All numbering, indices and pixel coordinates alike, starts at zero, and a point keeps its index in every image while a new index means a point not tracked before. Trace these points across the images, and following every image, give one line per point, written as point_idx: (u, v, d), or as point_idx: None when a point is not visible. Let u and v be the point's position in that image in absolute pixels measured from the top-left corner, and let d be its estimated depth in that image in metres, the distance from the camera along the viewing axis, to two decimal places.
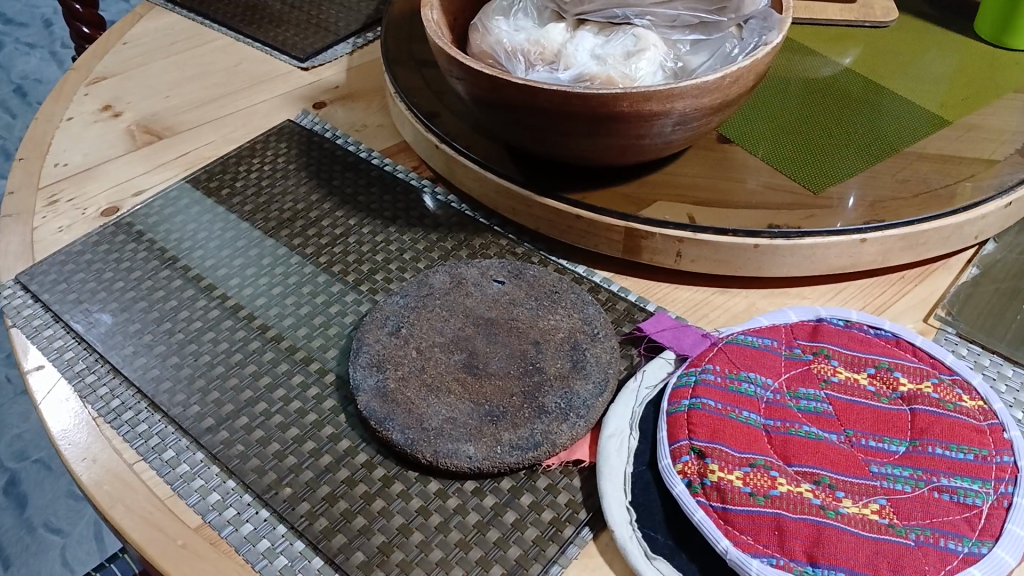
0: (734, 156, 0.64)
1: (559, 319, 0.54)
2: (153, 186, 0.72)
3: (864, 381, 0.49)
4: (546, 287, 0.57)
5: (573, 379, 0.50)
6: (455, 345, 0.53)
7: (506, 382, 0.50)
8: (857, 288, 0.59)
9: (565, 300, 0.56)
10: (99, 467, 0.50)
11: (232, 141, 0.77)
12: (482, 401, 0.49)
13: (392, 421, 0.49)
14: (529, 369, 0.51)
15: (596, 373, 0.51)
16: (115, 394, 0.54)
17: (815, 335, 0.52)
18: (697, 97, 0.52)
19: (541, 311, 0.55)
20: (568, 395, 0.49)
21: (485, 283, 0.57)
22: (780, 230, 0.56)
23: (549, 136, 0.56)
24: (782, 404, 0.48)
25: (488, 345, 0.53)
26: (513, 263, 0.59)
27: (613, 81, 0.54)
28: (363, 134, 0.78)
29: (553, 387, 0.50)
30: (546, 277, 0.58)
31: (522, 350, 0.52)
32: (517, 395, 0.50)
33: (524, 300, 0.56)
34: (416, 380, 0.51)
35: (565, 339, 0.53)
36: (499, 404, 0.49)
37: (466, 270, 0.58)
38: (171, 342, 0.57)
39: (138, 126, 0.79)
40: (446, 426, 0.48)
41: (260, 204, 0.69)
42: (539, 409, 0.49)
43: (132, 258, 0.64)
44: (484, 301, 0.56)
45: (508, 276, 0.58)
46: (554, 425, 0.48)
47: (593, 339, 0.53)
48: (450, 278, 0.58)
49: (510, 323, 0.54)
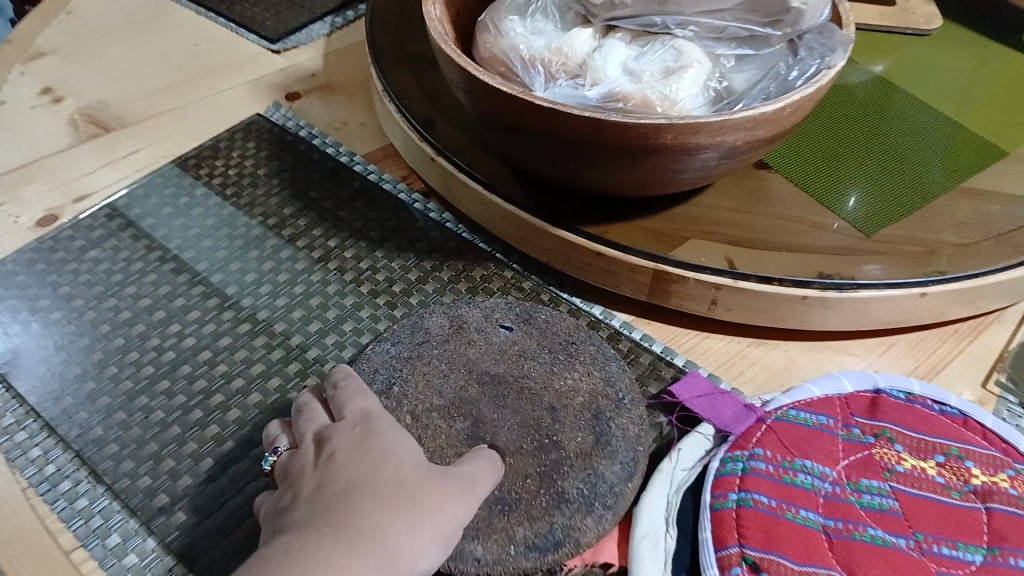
0: (770, 184, 0.56)
1: (578, 380, 0.47)
2: (98, 191, 0.62)
3: (932, 471, 0.43)
4: (562, 335, 0.49)
5: (597, 460, 0.43)
6: (456, 411, 0.45)
7: (519, 461, 0.43)
8: (906, 342, 0.53)
9: (583, 354, 0.48)
10: (26, 557, 0.41)
11: (194, 137, 0.67)
12: (491, 485, 0.42)
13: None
14: (545, 444, 0.43)
15: (621, 452, 0.43)
16: (50, 458, 0.45)
17: (873, 412, 0.45)
18: (751, 129, 0.44)
19: (554, 368, 0.47)
20: (591, 480, 0.42)
21: (491, 327, 0.50)
22: (832, 279, 0.49)
23: (570, 165, 0.48)
24: (842, 500, 0.41)
25: (495, 410, 0.45)
26: (524, 305, 0.51)
27: (651, 103, 0.46)
28: (343, 133, 0.69)
29: (573, 470, 0.42)
30: (560, 323, 0.50)
31: (536, 417, 0.45)
32: (532, 477, 0.42)
33: (535, 353, 0.48)
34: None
35: (585, 406, 0.45)
36: (510, 489, 0.41)
37: (469, 313, 0.50)
38: (118, 394, 0.48)
39: (81, 115, 0.68)
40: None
41: (225, 216, 0.60)
42: (557, 496, 0.41)
43: (71, 282, 0.55)
44: (486, 353, 0.48)
45: (518, 322, 0.50)
46: (577, 519, 0.41)
47: (617, 407, 0.46)
48: (448, 325, 0.49)
49: (521, 383, 0.46)
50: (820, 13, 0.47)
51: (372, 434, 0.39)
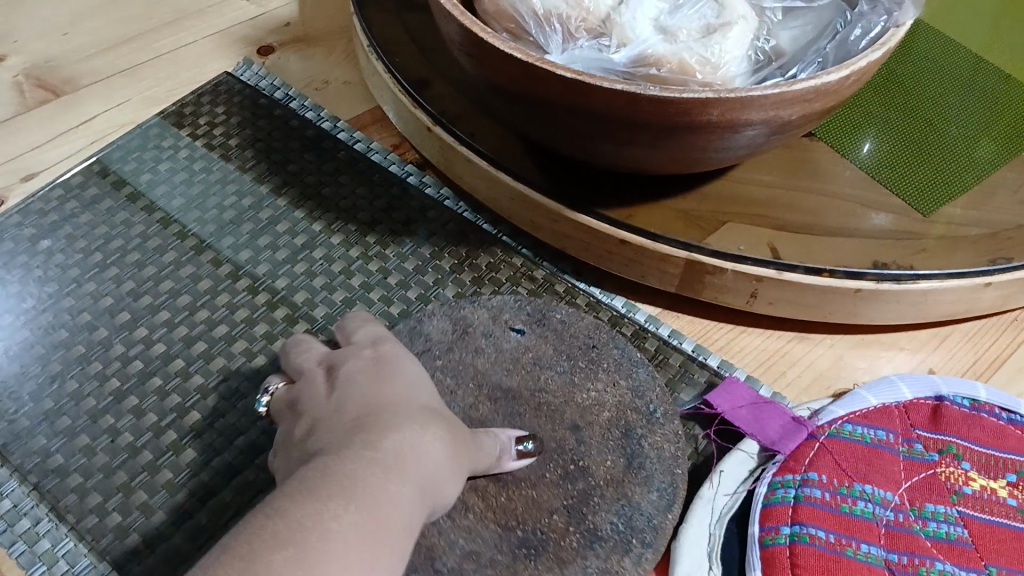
0: (813, 155, 0.49)
1: (604, 393, 0.41)
2: (49, 168, 0.55)
3: (1004, 492, 0.38)
4: (582, 338, 0.43)
5: (631, 488, 0.38)
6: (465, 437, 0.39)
7: (543, 494, 0.37)
8: (963, 333, 0.47)
9: (606, 360, 0.42)
10: None
11: (156, 101, 0.59)
12: (513, 525, 0.36)
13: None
14: (570, 472, 0.38)
15: (658, 477, 0.38)
16: (5, 492, 0.40)
17: (937, 423, 0.40)
18: (810, 102, 0.37)
19: (575, 380, 0.41)
20: (626, 513, 0.37)
21: (499, 330, 0.43)
22: (889, 270, 0.43)
23: (593, 143, 0.41)
24: (907, 530, 0.36)
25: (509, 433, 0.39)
26: (535, 301, 0.45)
27: (688, 69, 0.39)
28: (323, 94, 0.61)
29: (605, 501, 0.37)
30: (578, 322, 0.44)
31: (558, 440, 0.39)
32: (559, 513, 0.37)
33: (552, 361, 0.42)
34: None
35: (613, 424, 0.40)
36: (535, 528, 0.36)
37: (474, 315, 0.44)
38: (79, 413, 0.43)
39: (26, 76, 0.60)
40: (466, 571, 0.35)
41: (195, 196, 0.53)
42: (587, 534, 0.36)
43: (20, 279, 0.48)
44: (497, 362, 0.42)
45: (531, 324, 0.44)
46: (613, 561, 0.35)
47: (648, 423, 0.40)
48: (450, 330, 0.43)
49: (539, 397, 0.41)
50: None
51: (386, 358, 0.32)
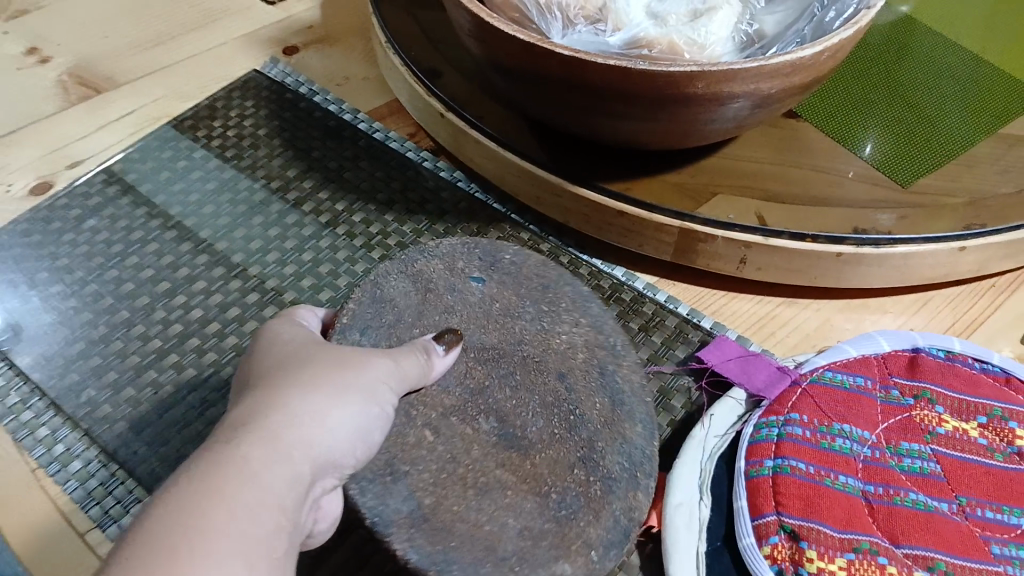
0: (801, 134, 0.53)
1: (570, 333, 0.40)
2: (91, 156, 0.59)
3: (975, 433, 0.41)
4: (538, 278, 0.42)
5: (619, 425, 0.37)
6: (479, 410, 0.37)
7: (558, 452, 0.36)
8: (944, 298, 0.50)
9: (563, 299, 0.41)
10: (41, 539, 0.41)
11: (189, 95, 0.64)
12: (545, 489, 0.35)
13: (454, 568, 0.32)
14: (571, 423, 0.37)
15: (637, 411, 0.38)
16: (58, 438, 0.44)
17: (913, 371, 0.43)
18: (788, 76, 0.41)
19: (545, 325, 0.40)
20: (626, 451, 0.36)
21: (458, 281, 0.41)
22: (868, 235, 0.46)
23: (593, 118, 0.45)
24: (883, 464, 0.40)
25: (514, 399, 0.37)
26: (484, 244, 0.43)
27: (678, 50, 0.43)
28: (344, 89, 0.65)
29: (606, 443, 0.36)
30: (531, 261, 0.43)
31: (553, 394, 0.38)
32: (576, 467, 0.35)
33: (517, 304, 0.41)
34: (450, 476, 0.35)
35: (589, 362, 0.39)
36: (568, 489, 0.35)
37: (430, 268, 0.42)
38: (124, 368, 0.47)
39: (70, 76, 0.65)
40: (524, 547, 0.33)
41: (226, 179, 0.58)
42: (602, 476, 0.35)
43: (68, 254, 0.53)
44: (466, 315, 0.40)
45: (487, 269, 0.42)
46: (632, 497, 0.35)
47: (612, 357, 0.39)
48: (412, 288, 0.41)
49: (517, 347, 0.39)
50: None
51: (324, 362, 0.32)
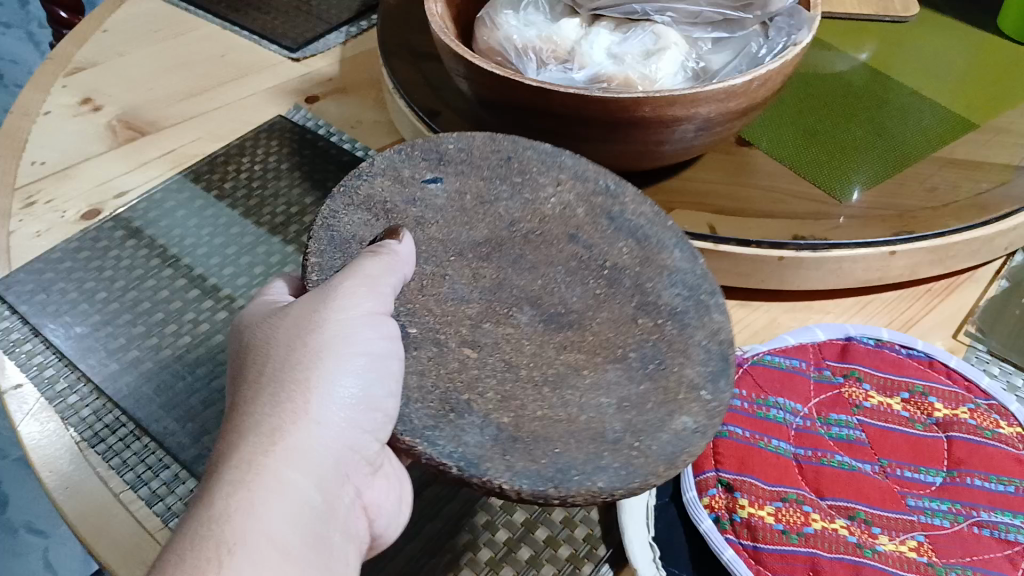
0: (751, 160, 0.60)
1: (559, 192, 0.46)
2: (135, 188, 0.68)
3: (898, 406, 0.47)
4: (495, 155, 0.48)
5: (658, 258, 0.44)
6: (513, 301, 0.42)
7: (616, 312, 0.41)
8: (883, 301, 0.56)
9: (529, 163, 0.47)
10: (83, 497, 0.48)
11: (221, 137, 0.73)
12: (626, 354, 0.40)
13: (571, 474, 0.34)
14: (611, 277, 0.43)
15: (665, 238, 0.45)
16: (100, 417, 0.51)
17: (844, 355, 0.49)
18: (723, 101, 0.49)
19: (530, 195, 0.46)
20: (678, 280, 0.43)
21: (418, 187, 0.46)
22: (806, 241, 0.53)
23: (562, 142, 0.52)
24: (812, 432, 0.46)
25: (548, 280, 0.43)
26: (418, 146, 0.48)
27: (632, 83, 0.50)
28: (358, 130, 0.74)
29: (654, 278, 0.43)
30: (473, 142, 0.48)
31: (578, 255, 0.44)
32: (641, 316, 0.41)
33: (487, 181, 0.47)
34: (517, 383, 0.38)
35: (591, 216, 0.46)
36: (652, 344, 0.40)
37: (378, 186, 0.45)
38: (158, 359, 0.54)
39: (119, 120, 0.74)
40: (632, 418, 0.37)
41: (252, 206, 0.66)
42: (671, 315, 0.41)
43: (114, 267, 0.61)
44: (447, 210, 0.45)
45: (434, 166, 0.47)
46: (709, 318, 0.41)
47: (612, 196, 0.47)
48: (369, 214, 0.44)
49: (528, 206, 0.46)
50: None
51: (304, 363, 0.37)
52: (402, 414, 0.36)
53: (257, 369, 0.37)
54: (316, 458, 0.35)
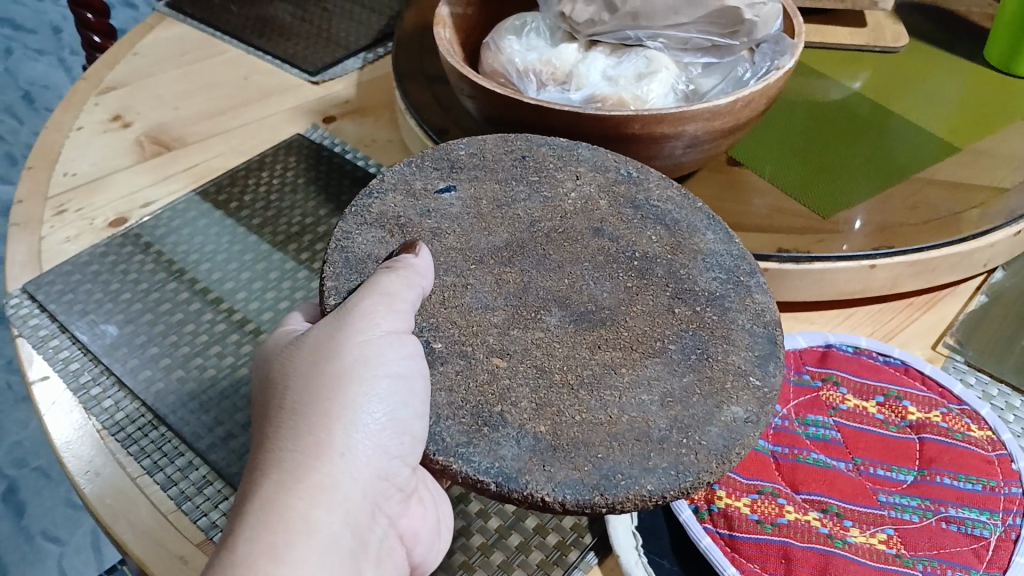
0: (741, 178, 0.64)
1: (580, 185, 0.50)
2: (160, 198, 0.72)
3: (873, 409, 0.50)
4: (510, 155, 0.51)
5: (691, 241, 0.47)
6: (541, 303, 0.43)
7: (653, 304, 0.43)
8: (866, 313, 0.59)
9: (547, 161, 0.51)
10: (102, 481, 0.51)
11: (242, 153, 0.77)
12: (669, 345, 0.41)
13: (617, 481, 0.36)
14: (644, 269, 0.45)
15: (696, 222, 0.48)
16: (120, 407, 0.55)
17: (824, 361, 0.52)
18: (709, 120, 0.53)
19: (550, 191, 0.49)
20: (714, 263, 0.46)
21: (431, 197, 0.49)
22: (789, 254, 0.56)
23: None
24: (790, 430, 0.48)
25: (576, 278, 0.45)
26: (431, 157, 0.51)
27: (625, 103, 0.54)
28: (372, 148, 0.78)
29: (688, 265, 0.45)
30: (481, 149, 0.52)
31: (615, 253, 0.46)
32: (677, 308, 0.43)
33: (504, 181, 0.50)
34: (551, 390, 0.39)
35: (615, 207, 0.49)
36: (694, 332, 0.42)
37: (390, 202, 0.48)
38: (176, 355, 0.58)
39: (147, 136, 0.79)
40: (676, 416, 0.38)
41: (269, 217, 0.70)
42: (710, 301, 0.44)
43: (138, 270, 0.65)
44: (462, 215, 0.48)
45: (446, 174, 0.50)
46: (748, 300, 0.44)
47: (635, 184, 0.50)
48: (382, 230, 0.46)
49: (551, 201, 0.49)
50: (773, 24, 0.58)
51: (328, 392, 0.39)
52: (433, 433, 0.38)
53: (280, 401, 0.40)
54: (347, 483, 0.38)
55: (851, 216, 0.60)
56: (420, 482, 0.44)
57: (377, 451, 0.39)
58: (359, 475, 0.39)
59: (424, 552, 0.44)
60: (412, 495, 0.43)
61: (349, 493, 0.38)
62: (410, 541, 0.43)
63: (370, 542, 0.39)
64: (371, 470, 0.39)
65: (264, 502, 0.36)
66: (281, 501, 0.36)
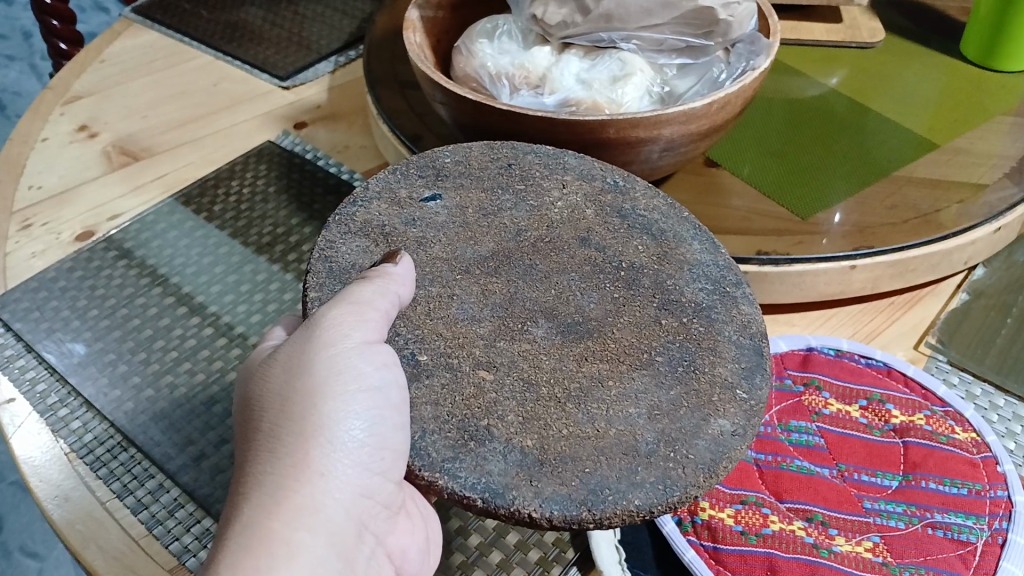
0: (716, 178, 0.63)
1: (566, 194, 0.49)
2: (130, 210, 0.71)
3: (856, 413, 0.49)
4: (495, 163, 0.50)
5: (678, 251, 0.46)
6: (526, 315, 0.42)
7: (638, 314, 0.42)
8: (848, 313, 0.58)
9: (529, 168, 0.50)
10: (71, 505, 0.49)
11: (212, 162, 0.76)
12: (649, 361, 0.40)
13: (604, 496, 0.35)
14: (628, 277, 0.44)
15: (683, 231, 0.47)
16: (88, 429, 0.53)
17: (805, 365, 0.52)
18: (685, 123, 0.52)
19: (535, 208, 0.48)
20: (701, 271, 0.45)
21: (417, 206, 0.47)
22: (769, 256, 0.55)
23: None
24: (773, 438, 0.48)
25: (564, 289, 0.44)
26: (416, 164, 0.50)
27: (599, 106, 0.54)
28: (345, 155, 0.76)
29: (675, 275, 0.45)
30: (465, 156, 0.51)
31: (593, 260, 0.45)
32: (664, 318, 0.42)
33: (489, 189, 0.49)
34: (539, 404, 0.38)
35: (602, 216, 0.48)
36: (683, 341, 0.41)
37: (375, 210, 0.47)
38: (146, 373, 0.56)
39: (114, 147, 0.77)
40: (664, 429, 0.38)
41: (240, 227, 0.69)
42: (697, 312, 0.43)
43: (106, 286, 0.63)
44: (449, 224, 0.47)
45: (433, 184, 0.49)
46: (730, 309, 0.43)
47: (621, 193, 0.49)
48: (366, 239, 0.45)
49: (537, 210, 0.48)
50: (747, 23, 0.57)
51: (305, 411, 0.38)
52: (416, 446, 0.37)
53: (256, 424, 0.38)
54: (329, 502, 0.37)
55: (828, 215, 0.59)
56: (407, 497, 0.43)
57: (359, 469, 0.38)
58: (342, 494, 0.38)
59: (415, 570, 0.43)
60: (399, 510, 0.42)
61: (333, 513, 0.37)
62: (399, 558, 0.42)
63: (356, 559, 0.38)
64: (353, 488, 0.38)
65: (245, 527, 0.35)
66: (263, 524, 0.35)
